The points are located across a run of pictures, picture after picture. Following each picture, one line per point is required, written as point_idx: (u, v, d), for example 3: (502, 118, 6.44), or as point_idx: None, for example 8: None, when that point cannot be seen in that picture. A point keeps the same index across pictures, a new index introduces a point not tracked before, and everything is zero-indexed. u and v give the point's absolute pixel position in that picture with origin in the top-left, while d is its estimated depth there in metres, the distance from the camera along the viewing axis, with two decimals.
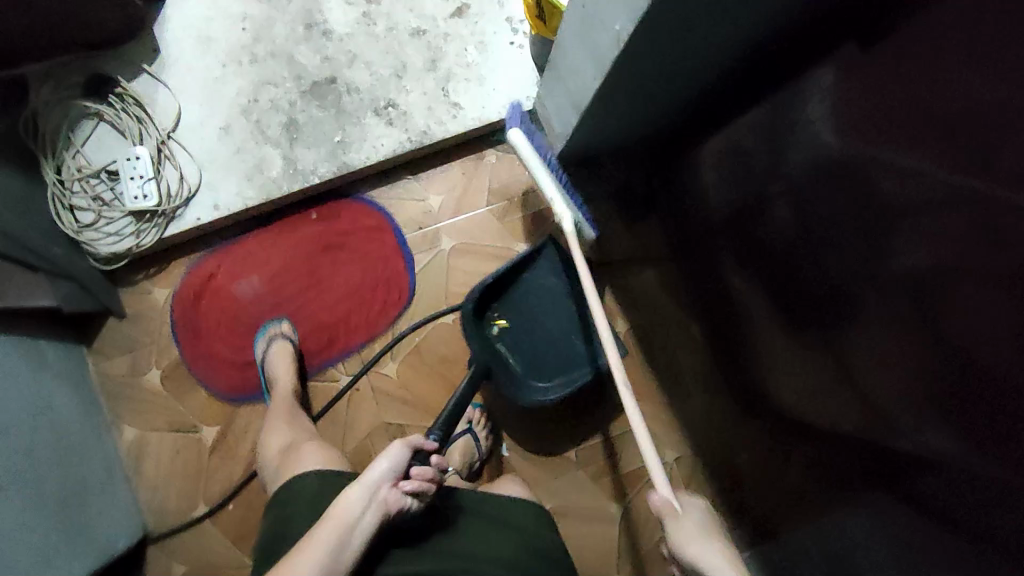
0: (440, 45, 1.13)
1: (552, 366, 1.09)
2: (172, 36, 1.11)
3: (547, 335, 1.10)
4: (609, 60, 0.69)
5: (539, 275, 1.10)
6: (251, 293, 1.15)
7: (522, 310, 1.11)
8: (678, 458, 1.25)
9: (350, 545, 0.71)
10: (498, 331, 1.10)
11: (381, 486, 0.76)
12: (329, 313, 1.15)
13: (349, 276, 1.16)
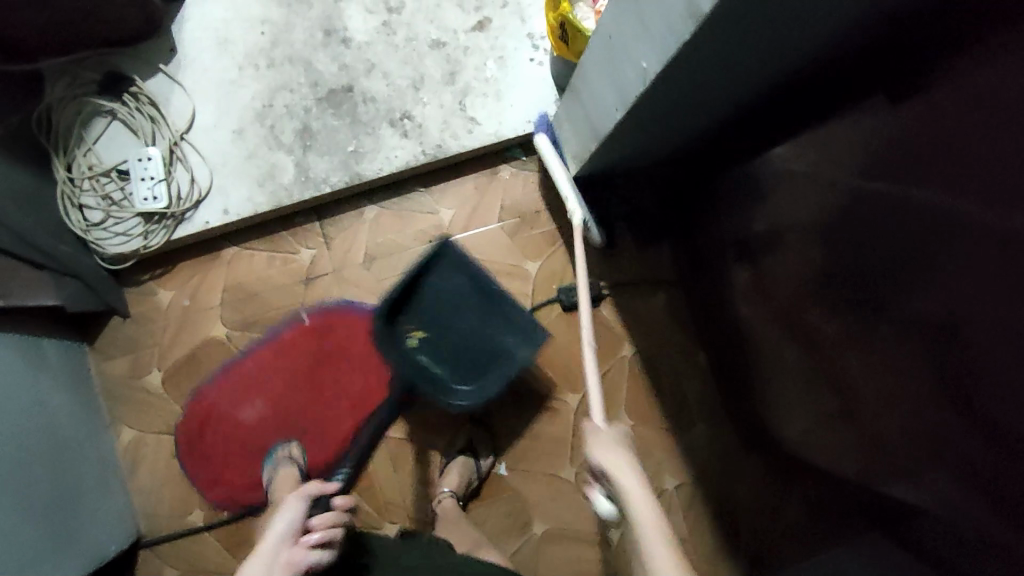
0: (459, 58, 1.12)
1: (479, 363, 1.06)
2: (190, 37, 1.10)
3: (466, 334, 1.07)
4: (633, 92, 0.67)
5: (443, 278, 1.06)
6: (258, 415, 1.13)
7: (435, 315, 1.07)
8: (679, 485, 1.17)
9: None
10: (415, 342, 1.07)
11: (283, 546, 0.71)
12: (341, 423, 1.13)
13: (354, 386, 1.13)
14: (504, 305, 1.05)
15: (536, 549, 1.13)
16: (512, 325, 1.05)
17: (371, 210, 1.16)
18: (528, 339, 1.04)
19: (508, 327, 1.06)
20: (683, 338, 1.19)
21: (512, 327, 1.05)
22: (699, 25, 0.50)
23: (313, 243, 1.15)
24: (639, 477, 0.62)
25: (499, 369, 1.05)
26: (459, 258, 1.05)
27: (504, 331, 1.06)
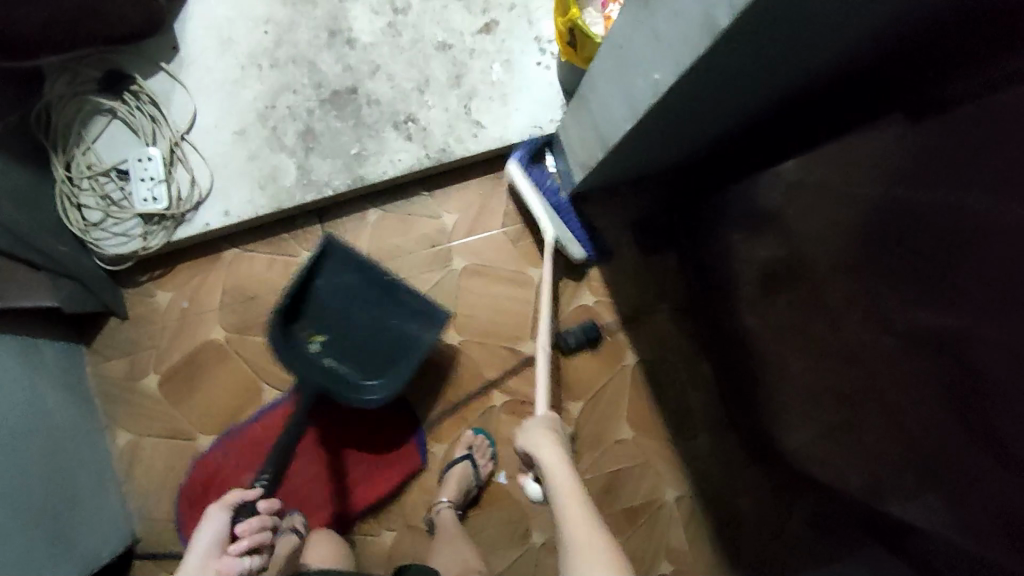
0: (465, 60, 1.10)
1: (387, 355, 1.05)
2: (193, 35, 1.08)
3: (366, 330, 1.06)
4: (644, 104, 0.66)
5: (332, 277, 1.04)
6: (262, 484, 1.10)
7: (330, 314, 1.05)
8: (681, 496, 1.15)
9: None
10: (316, 346, 1.05)
11: (206, 562, 0.80)
12: (345, 498, 1.11)
13: (361, 461, 1.12)
14: (399, 294, 1.04)
15: (535, 559, 1.11)
16: (410, 314, 1.04)
17: (373, 213, 1.14)
18: (427, 322, 1.03)
19: (406, 314, 1.05)
20: (688, 348, 1.17)
21: (411, 314, 1.04)
22: (716, 40, 0.48)
23: (313, 246, 1.13)
24: (562, 463, 0.77)
25: (406, 358, 1.04)
26: (349, 257, 1.03)
27: (402, 320, 1.05)
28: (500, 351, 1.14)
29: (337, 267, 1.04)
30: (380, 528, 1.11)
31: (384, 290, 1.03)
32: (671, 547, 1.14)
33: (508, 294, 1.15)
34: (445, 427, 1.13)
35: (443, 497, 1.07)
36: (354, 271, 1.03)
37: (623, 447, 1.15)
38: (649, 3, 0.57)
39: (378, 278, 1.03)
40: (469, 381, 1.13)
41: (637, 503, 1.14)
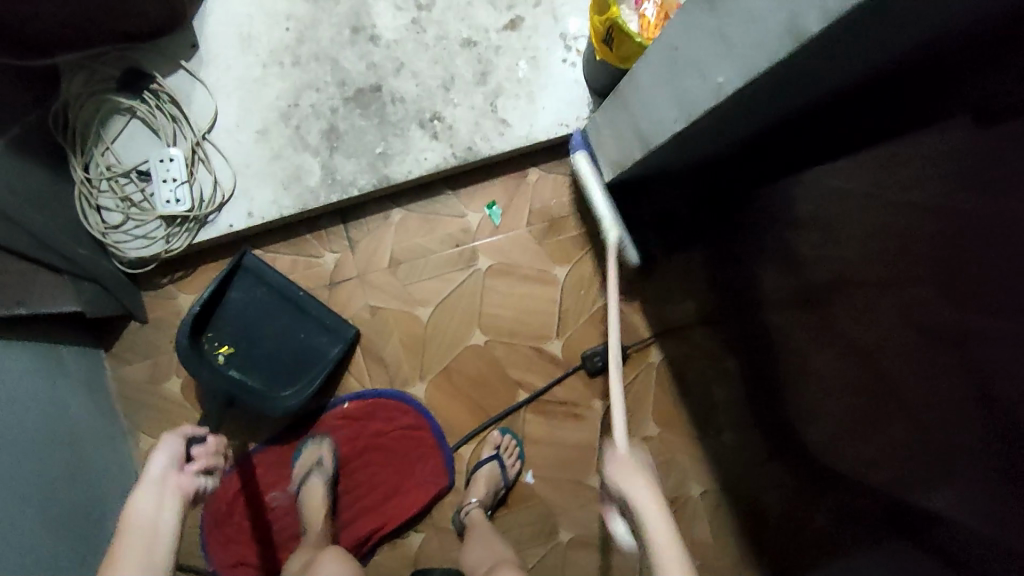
0: (491, 58, 1.09)
1: (290, 368, 1.06)
2: (213, 32, 1.06)
3: (275, 343, 1.06)
4: (699, 105, 0.65)
5: (244, 291, 1.05)
6: (286, 501, 1.09)
7: (240, 329, 1.05)
8: (705, 491, 1.16)
9: (161, 544, 0.64)
10: (223, 357, 1.04)
11: (168, 478, 0.72)
12: (369, 514, 1.09)
13: (388, 478, 1.10)
14: (308, 307, 1.05)
15: (563, 557, 1.11)
16: (319, 325, 1.06)
17: (397, 212, 1.12)
18: (336, 336, 1.06)
19: (317, 328, 1.06)
20: (713, 344, 1.16)
21: (323, 328, 1.06)
22: (799, 44, 0.48)
23: (337, 246, 1.11)
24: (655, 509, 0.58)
25: (312, 372, 1.05)
26: (260, 272, 1.05)
27: (313, 332, 1.06)
28: (527, 350, 1.13)
29: (251, 282, 1.06)
30: (408, 530, 1.10)
31: (292, 301, 1.05)
32: (694, 541, 1.15)
33: (534, 293, 1.14)
34: (472, 428, 1.12)
35: (472, 497, 1.06)
36: (266, 285, 1.05)
37: (649, 444, 1.15)
38: (717, 6, 0.57)
39: (287, 290, 1.04)
40: (495, 381, 1.12)
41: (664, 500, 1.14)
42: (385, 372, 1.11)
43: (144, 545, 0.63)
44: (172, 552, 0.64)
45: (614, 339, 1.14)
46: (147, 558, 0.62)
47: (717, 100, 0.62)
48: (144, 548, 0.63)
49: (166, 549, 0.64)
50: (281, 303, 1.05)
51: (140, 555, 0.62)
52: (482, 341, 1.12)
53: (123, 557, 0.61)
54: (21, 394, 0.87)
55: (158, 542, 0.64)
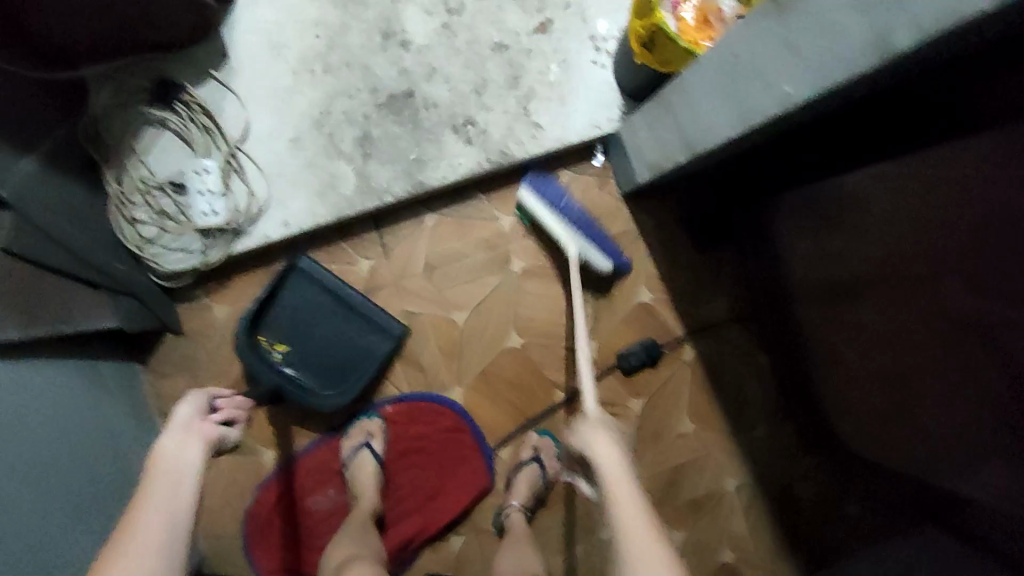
0: (522, 61, 1.09)
1: (342, 366, 1.08)
2: (244, 41, 1.06)
3: (328, 341, 1.08)
4: (758, 113, 0.65)
5: (296, 291, 1.07)
6: (329, 505, 1.10)
7: (295, 327, 1.08)
8: (741, 485, 1.17)
9: (188, 478, 0.70)
10: (281, 356, 1.08)
11: (193, 425, 0.79)
12: (411, 518, 1.09)
13: (428, 481, 1.11)
14: (358, 304, 1.07)
15: (603, 554, 1.12)
16: (369, 322, 1.07)
17: (430, 217, 1.12)
18: (385, 334, 1.08)
19: (366, 326, 1.08)
20: (746, 340, 1.18)
21: (371, 326, 1.08)
22: (885, 56, 0.48)
23: (371, 253, 1.11)
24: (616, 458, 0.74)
25: (362, 369, 1.07)
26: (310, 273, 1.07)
27: (364, 329, 1.08)
28: (562, 352, 1.14)
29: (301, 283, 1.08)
30: (448, 533, 1.11)
31: (343, 298, 1.06)
32: (733, 536, 1.16)
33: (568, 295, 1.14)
34: (510, 430, 1.13)
35: (514, 501, 1.05)
36: (316, 285, 1.07)
37: (685, 441, 1.16)
38: (788, 16, 0.58)
39: (337, 289, 1.06)
40: (532, 384, 1.13)
41: (701, 495, 1.16)
42: (422, 377, 1.12)
43: (173, 479, 0.68)
44: (197, 483, 0.70)
45: (649, 338, 1.15)
46: (175, 488, 0.67)
47: (782, 109, 0.61)
48: (172, 481, 0.69)
49: (192, 483, 0.70)
50: (333, 300, 1.07)
51: (169, 484, 0.68)
52: (518, 344, 1.13)
53: (154, 485, 0.67)
54: (61, 412, 0.87)
55: (185, 479, 0.70)
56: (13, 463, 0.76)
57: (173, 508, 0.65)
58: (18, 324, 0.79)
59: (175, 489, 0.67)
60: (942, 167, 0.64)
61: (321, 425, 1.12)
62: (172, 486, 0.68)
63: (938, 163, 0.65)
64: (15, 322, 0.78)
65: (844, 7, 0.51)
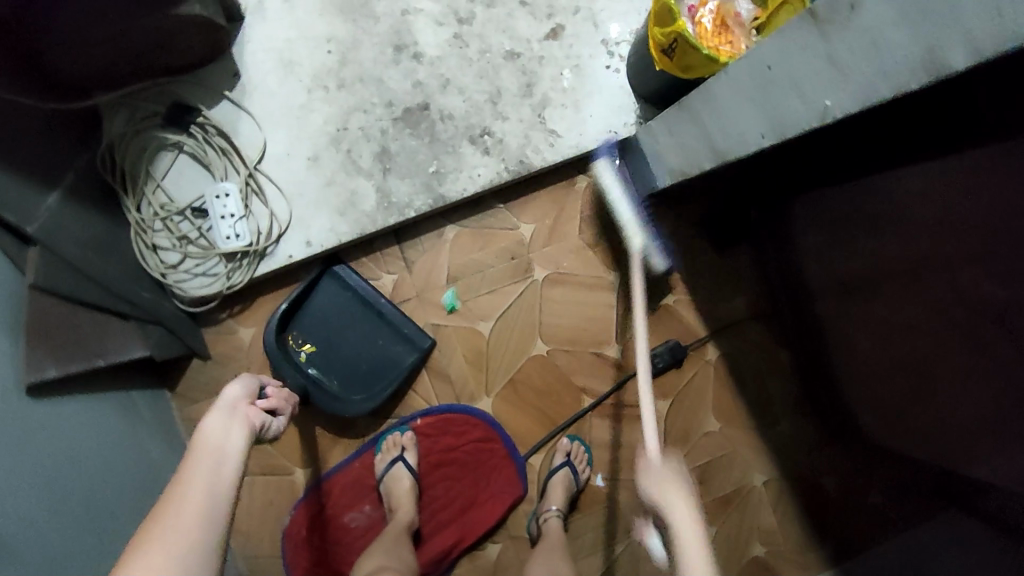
0: (535, 68, 1.09)
1: (367, 373, 1.10)
2: (255, 60, 1.05)
3: (354, 348, 1.10)
4: (793, 126, 0.66)
5: (327, 297, 1.10)
6: (365, 521, 1.11)
7: (323, 331, 1.10)
8: (769, 479, 1.19)
9: (228, 468, 0.63)
10: (305, 356, 1.10)
11: (238, 407, 0.72)
12: (446, 529, 1.10)
13: (462, 492, 1.12)
14: (386, 313, 1.09)
15: (637, 555, 1.13)
16: (395, 333, 1.09)
17: (450, 229, 1.12)
18: (411, 345, 1.09)
19: (394, 336, 1.09)
20: (767, 336, 1.19)
21: (399, 337, 1.09)
22: (938, 76, 0.49)
23: (393, 267, 1.12)
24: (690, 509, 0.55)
25: (386, 378, 1.09)
26: (342, 281, 1.09)
27: (390, 339, 1.10)
28: (588, 357, 1.14)
29: (332, 291, 1.10)
30: (484, 542, 1.12)
31: (371, 307, 1.09)
32: (762, 529, 1.18)
33: (593, 299, 1.14)
34: (539, 436, 1.14)
35: (553, 505, 1.07)
36: (348, 292, 1.09)
37: (710, 438, 1.18)
38: (828, 32, 0.59)
39: (367, 296, 1.08)
40: (559, 390, 1.14)
41: (728, 491, 1.18)
42: (449, 389, 1.13)
43: (212, 467, 0.62)
44: (237, 476, 0.63)
45: (672, 339, 1.17)
46: (213, 478, 0.61)
47: (822, 122, 0.62)
48: (211, 471, 0.62)
49: (228, 479, 0.62)
50: (363, 307, 1.09)
51: (207, 475, 0.61)
52: (544, 352, 1.13)
53: (192, 474, 0.60)
54: (103, 446, 0.88)
55: (225, 469, 0.63)
56: (66, 500, 0.77)
57: (210, 499, 0.59)
58: (51, 358, 0.79)
59: (213, 484, 0.60)
60: (971, 171, 0.65)
61: (353, 441, 1.12)
62: (208, 476, 0.61)
63: (966, 167, 0.66)
64: (47, 355, 0.79)
65: (897, 26, 0.51)
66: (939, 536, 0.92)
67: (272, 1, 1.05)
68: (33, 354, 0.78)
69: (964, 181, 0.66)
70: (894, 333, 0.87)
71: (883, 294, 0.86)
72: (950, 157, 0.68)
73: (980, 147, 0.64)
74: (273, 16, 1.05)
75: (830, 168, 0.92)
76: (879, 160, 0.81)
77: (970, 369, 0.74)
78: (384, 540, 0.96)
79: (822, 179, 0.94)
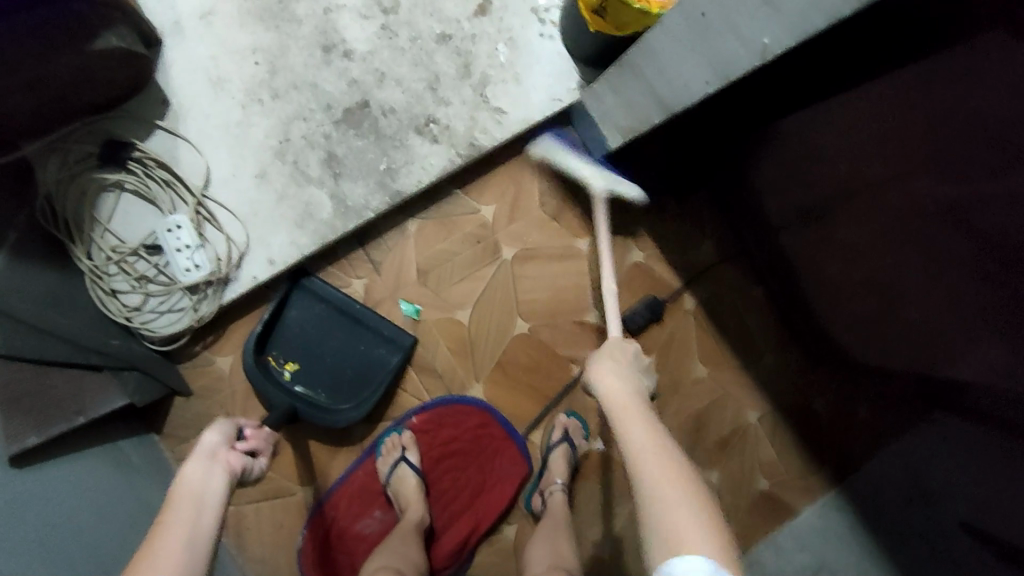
0: (469, 48, 1.06)
1: (353, 379, 1.09)
2: (182, 84, 1.01)
3: (336, 357, 1.09)
4: (735, 68, 0.66)
5: (300, 312, 1.08)
6: (378, 526, 1.11)
7: (302, 347, 1.09)
8: (762, 415, 1.21)
9: (208, 513, 0.62)
10: (289, 374, 1.08)
11: (219, 453, 0.71)
12: (461, 519, 1.12)
13: (470, 478, 1.13)
14: (364, 318, 1.07)
15: None
16: (375, 336, 1.08)
17: (411, 223, 1.11)
18: (394, 346, 1.08)
19: (375, 339, 1.09)
20: (740, 277, 1.21)
21: (380, 339, 1.08)
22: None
23: (361, 271, 1.10)
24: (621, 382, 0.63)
25: (374, 382, 1.08)
26: (312, 293, 1.08)
27: (371, 343, 1.09)
28: (569, 327, 1.14)
29: (304, 305, 1.09)
30: (500, 524, 1.13)
31: (347, 313, 1.08)
32: (764, 464, 1.21)
33: (564, 270, 1.14)
34: (533, 412, 1.15)
35: (557, 479, 1.08)
36: (321, 304, 1.08)
37: (698, 385, 1.20)
38: None
39: (340, 303, 1.07)
40: (548, 365, 1.14)
41: (730, 428, 1.20)
42: (439, 381, 1.13)
43: (190, 516, 0.60)
44: (218, 517, 0.62)
45: (649, 295, 1.19)
46: (193, 524, 0.59)
47: (762, 62, 0.62)
48: (188, 525, 0.59)
49: (211, 518, 0.62)
50: (337, 316, 1.08)
51: (186, 521, 0.59)
52: (525, 329, 1.14)
53: (171, 522, 0.59)
54: (102, 502, 0.87)
55: (205, 517, 0.61)
56: (74, 562, 0.76)
57: (188, 545, 0.57)
58: (32, 427, 0.81)
59: (191, 528, 0.59)
60: (915, 86, 0.66)
61: (351, 450, 1.12)
62: (190, 519, 0.60)
63: (907, 82, 0.67)
64: (28, 425, 0.81)
65: None
66: (931, 441, 0.96)
67: (188, 20, 1.02)
68: (15, 426, 0.79)
69: (903, 98, 0.68)
70: (856, 253, 0.89)
71: (843, 217, 0.88)
72: (892, 73, 0.68)
73: (922, 61, 0.64)
74: (192, 35, 1.02)
75: (779, 102, 0.92)
76: (823, 86, 0.81)
77: (934, 282, 0.77)
78: (394, 539, 0.97)
79: (772, 115, 0.95)
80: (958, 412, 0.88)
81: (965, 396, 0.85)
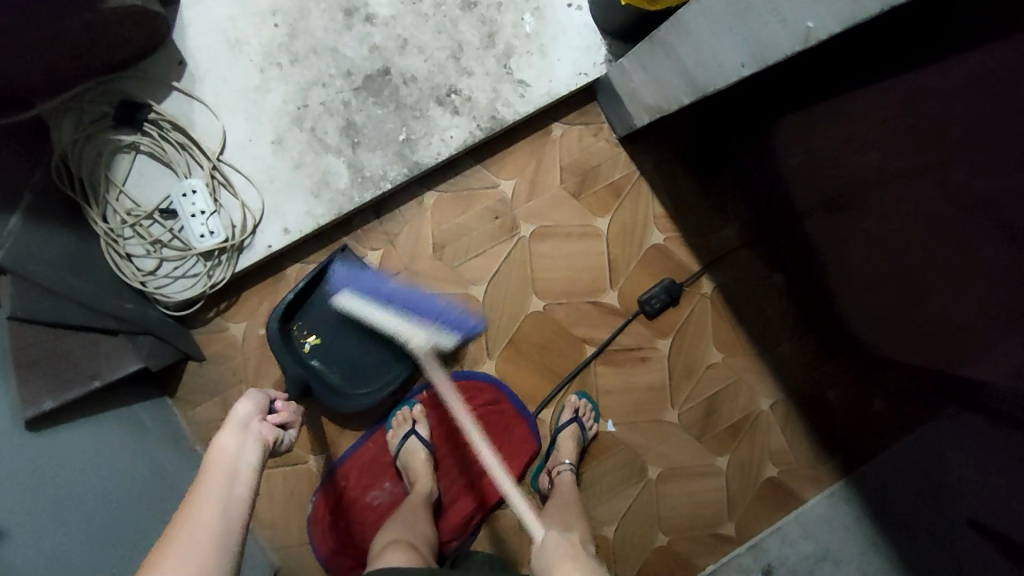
0: (494, 16, 1.03)
1: (370, 366, 1.09)
2: (200, 44, 0.99)
3: (359, 343, 1.08)
4: (775, 53, 0.63)
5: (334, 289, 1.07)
6: (387, 498, 1.12)
7: (330, 323, 1.08)
8: (774, 402, 1.19)
9: (240, 486, 0.60)
10: (309, 347, 1.07)
11: (252, 424, 0.68)
12: (468, 495, 1.12)
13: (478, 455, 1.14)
14: None
15: (655, 491, 1.16)
16: None
17: (429, 196, 1.10)
18: None
19: None
20: (761, 263, 1.18)
21: None
22: None
23: (377, 242, 1.09)
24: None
25: (391, 376, 1.08)
26: None
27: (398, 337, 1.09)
28: (584, 308, 1.14)
29: None
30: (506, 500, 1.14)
31: None
32: (774, 451, 1.18)
33: (582, 251, 1.13)
34: (545, 392, 1.14)
35: (565, 460, 1.09)
36: None
37: (712, 372, 1.17)
38: None
39: None
40: (562, 344, 1.14)
41: (741, 417, 1.18)
42: (451, 356, 1.12)
43: (222, 494, 0.58)
44: (251, 493, 0.61)
45: (667, 278, 1.15)
46: (224, 503, 0.58)
47: (804, 46, 0.59)
48: (220, 500, 0.58)
49: (242, 495, 0.60)
50: None
51: (218, 499, 0.58)
52: (540, 307, 1.13)
53: (204, 499, 0.58)
54: (112, 465, 0.87)
55: (236, 492, 0.60)
56: (83, 525, 0.77)
57: (221, 525, 0.56)
58: (49, 392, 0.81)
59: (224, 507, 0.57)
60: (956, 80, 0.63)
61: (362, 420, 1.12)
62: (222, 494, 0.58)
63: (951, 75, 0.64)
64: (46, 389, 0.81)
65: None
66: (946, 438, 0.95)
67: None
68: (31, 390, 0.80)
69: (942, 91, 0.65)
70: (881, 248, 0.87)
71: (869, 209, 0.85)
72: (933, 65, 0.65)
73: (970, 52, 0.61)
74: None
75: (811, 87, 0.89)
76: (855, 72, 0.78)
77: (962, 280, 0.74)
78: (402, 512, 0.98)
79: (803, 100, 0.91)
80: (974, 410, 0.87)
81: (985, 394, 0.83)
